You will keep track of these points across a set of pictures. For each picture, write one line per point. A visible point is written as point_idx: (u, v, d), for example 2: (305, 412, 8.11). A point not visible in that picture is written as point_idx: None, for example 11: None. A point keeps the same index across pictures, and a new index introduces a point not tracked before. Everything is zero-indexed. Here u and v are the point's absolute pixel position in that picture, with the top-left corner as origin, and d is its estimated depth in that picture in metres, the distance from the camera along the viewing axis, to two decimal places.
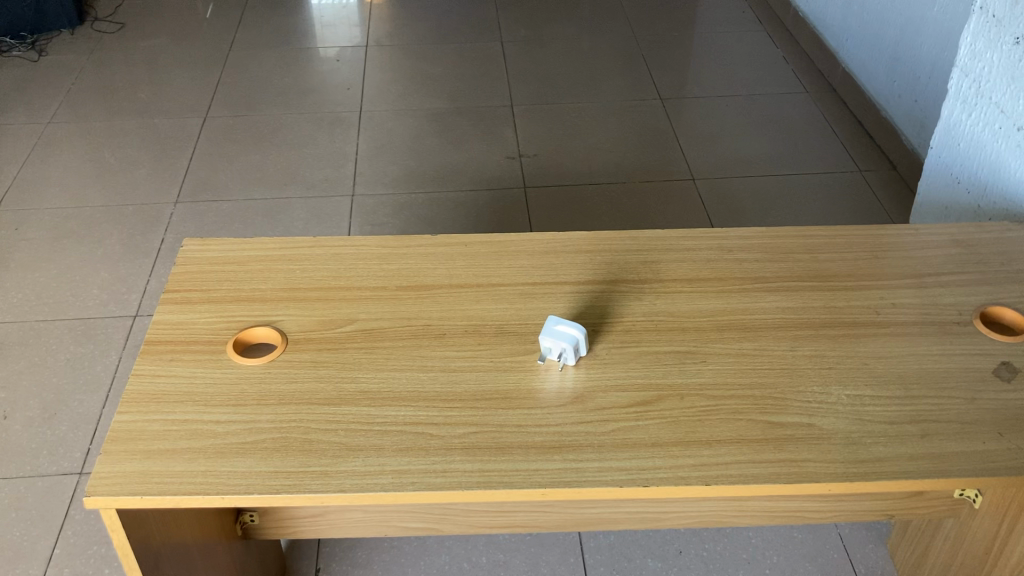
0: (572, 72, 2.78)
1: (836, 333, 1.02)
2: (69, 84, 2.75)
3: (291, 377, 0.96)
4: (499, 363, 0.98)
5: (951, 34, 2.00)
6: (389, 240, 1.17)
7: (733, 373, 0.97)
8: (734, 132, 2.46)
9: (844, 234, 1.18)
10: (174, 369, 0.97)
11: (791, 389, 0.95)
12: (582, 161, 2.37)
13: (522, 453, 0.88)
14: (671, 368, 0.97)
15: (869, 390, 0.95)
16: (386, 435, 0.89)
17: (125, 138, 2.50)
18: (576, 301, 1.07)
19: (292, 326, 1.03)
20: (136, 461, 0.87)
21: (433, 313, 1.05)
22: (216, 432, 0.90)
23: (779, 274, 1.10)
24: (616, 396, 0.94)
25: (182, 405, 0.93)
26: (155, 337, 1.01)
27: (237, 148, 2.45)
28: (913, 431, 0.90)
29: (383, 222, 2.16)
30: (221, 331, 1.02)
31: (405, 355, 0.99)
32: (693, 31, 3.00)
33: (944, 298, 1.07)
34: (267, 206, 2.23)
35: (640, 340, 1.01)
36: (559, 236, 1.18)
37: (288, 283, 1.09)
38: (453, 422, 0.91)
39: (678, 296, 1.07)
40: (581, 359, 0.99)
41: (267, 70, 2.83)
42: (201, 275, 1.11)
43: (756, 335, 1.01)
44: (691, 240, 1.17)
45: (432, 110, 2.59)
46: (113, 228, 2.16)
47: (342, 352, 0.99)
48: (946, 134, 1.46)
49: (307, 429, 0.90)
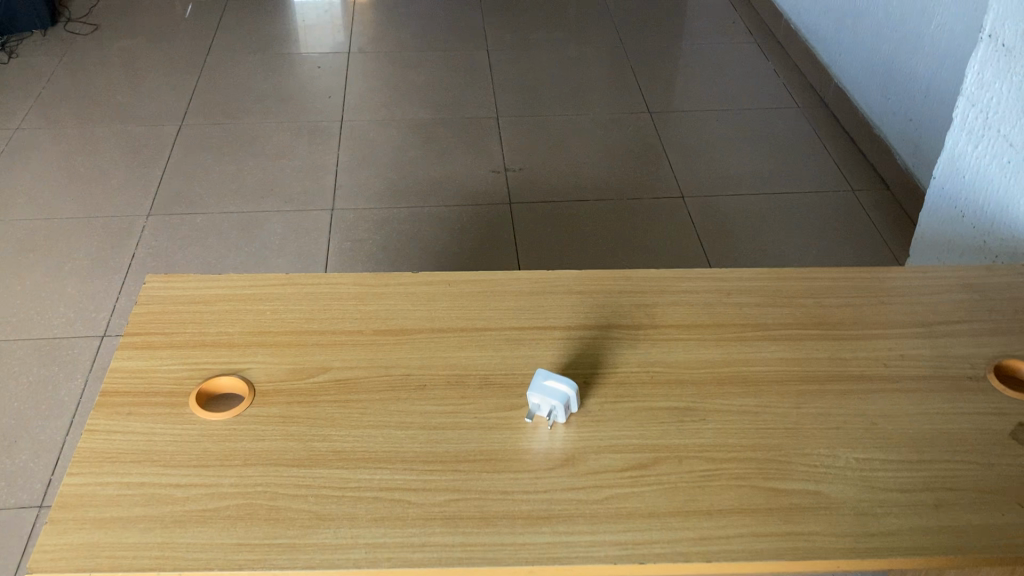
0: (560, 82, 2.71)
1: (843, 388, 0.95)
2: (40, 88, 2.66)
3: (258, 435, 0.89)
4: (483, 420, 0.91)
5: (948, 54, 1.94)
6: (366, 278, 1.10)
7: (734, 433, 0.90)
8: (724, 148, 2.40)
9: (847, 277, 1.12)
10: (132, 425, 0.89)
11: (795, 451, 0.88)
12: (570, 176, 2.30)
13: (507, 525, 0.81)
14: (667, 427, 0.91)
15: (878, 453, 0.88)
16: (359, 502, 0.82)
17: (98, 145, 2.41)
18: (566, 348, 1.00)
19: (261, 374, 0.95)
20: (85, 532, 0.79)
21: (412, 362, 0.97)
22: (176, 497, 0.83)
23: (781, 321, 1.04)
24: (609, 459, 0.87)
25: (138, 466, 0.85)
26: (112, 387, 0.93)
27: (213, 158, 2.37)
28: (927, 500, 0.84)
29: (364, 238, 2.08)
30: (182, 380, 0.94)
31: (381, 410, 0.92)
32: (683, 42, 2.94)
33: (954, 350, 1.01)
34: (242, 220, 2.15)
35: (635, 395, 0.94)
36: (548, 275, 1.11)
37: (257, 326, 1.01)
38: (433, 488, 0.84)
39: (674, 344, 1.00)
40: (572, 416, 0.92)
41: (246, 75, 2.75)
42: (163, 315, 1.03)
43: (757, 390, 0.95)
44: (688, 281, 1.10)
45: (415, 121, 2.52)
46: (83, 241, 2.07)
47: (313, 405, 0.92)
48: (950, 165, 1.40)
49: (273, 495, 0.83)
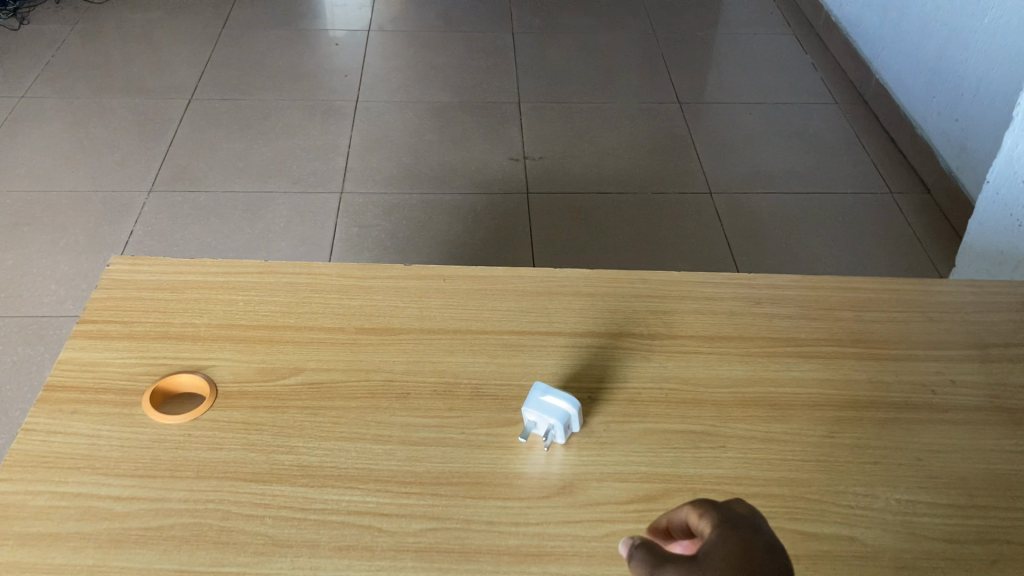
0: (585, 68, 2.59)
1: (884, 417, 0.84)
2: (49, 57, 2.57)
3: (216, 443, 0.78)
4: (471, 437, 0.80)
5: (1003, 49, 1.79)
6: (354, 269, 0.99)
7: (757, 464, 0.79)
8: (756, 143, 2.27)
9: (890, 289, 1.00)
10: (75, 426, 0.79)
11: (828, 488, 0.77)
12: (592, 166, 2.18)
13: (491, 562, 0.70)
14: (682, 454, 0.79)
15: (924, 495, 0.76)
16: (323, 527, 0.72)
17: (105, 116, 2.32)
18: (571, 357, 0.88)
19: (226, 373, 0.85)
20: (6, 550, 0.69)
21: (396, 366, 0.87)
22: (115, 512, 0.72)
23: (816, 336, 0.92)
24: (612, 489, 0.76)
25: (77, 474, 0.75)
26: (58, 382, 0.83)
27: (222, 134, 2.27)
28: (979, 554, 0.72)
29: (374, 224, 1.98)
30: (138, 376, 0.84)
31: (356, 420, 0.81)
32: (717, 31, 2.81)
33: (1011, 377, 0.89)
34: (248, 199, 2.05)
35: (646, 414, 0.83)
36: (556, 274, 1.00)
37: (227, 319, 0.91)
38: (408, 514, 0.73)
39: (693, 358, 0.89)
40: (572, 436, 0.81)
41: (262, 50, 2.65)
42: (123, 303, 0.93)
43: (786, 415, 0.83)
44: (711, 286, 0.99)
45: (433, 103, 2.41)
46: (79, 216, 1.98)
47: (281, 412, 0.81)
48: (1007, 168, 1.27)
49: (225, 515, 0.73)
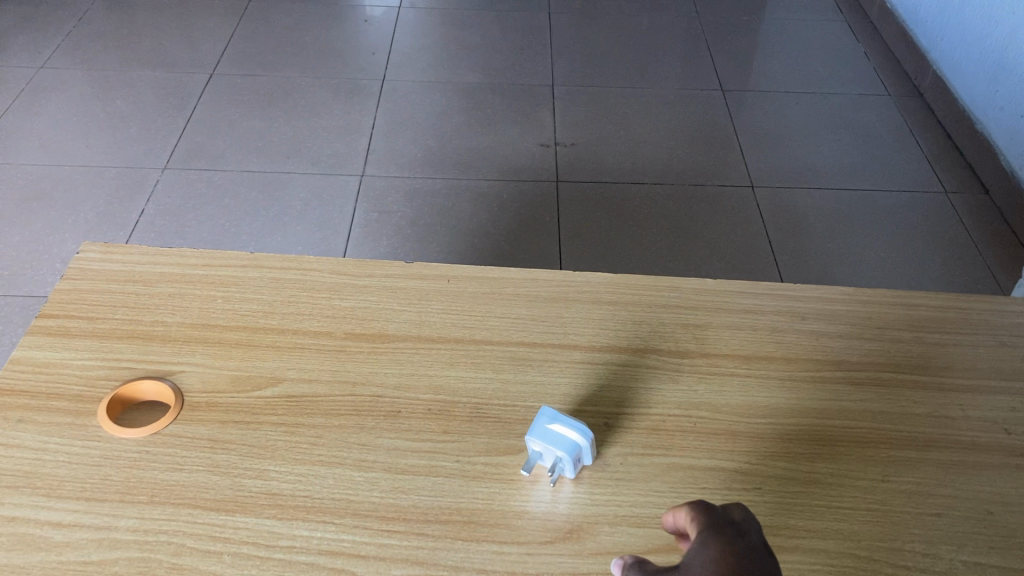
0: (624, 51, 2.47)
1: (948, 460, 0.72)
2: (71, 27, 2.50)
3: (177, 462, 0.69)
4: (468, 467, 0.70)
5: None
6: (349, 266, 0.89)
7: (798, 511, 0.67)
8: (802, 135, 2.14)
9: (955, 307, 0.87)
10: (20, 437, 0.70)
11: (881, 543, 0.65)
12: (626, 155, 2.06)
13: None
14: (710, 495, 0.68)
15: (996, 558, 0.65)
16: (288, 569, 0.62)
17: (125, 89, 2.24)
18: (587, 375, 0.78)
19: (194, 381, 0.75)
20: None
21: (388, 379, 0.76)
22: (52, 542, 0.63)
23: (871, 361, 0.81)
24: (627, 536, 0.65)
25: (16, 494, 0.66)
26: (6, 385, 0.74)
27: (242, 111, 2.18)
28: None
29: (394, 210, 1.88)
30: (96, 382, 0.75)
31: (338, 442, 0.71)
32: (764, 16, 2.67)
33: None
34: (264, 180, 1.96)
35: (671, 446, 0.72)
36: (575, 279, 0.89)
37: (203, 318, 0.81)
38: (388, 557, 0.63)
39: (727, 382, 0.78)
40: (583, 470, 0.70)
41: (289, 25, 2.55)
42: (88, 297, 0.83)
43: (833, 454, 0.72)
44: (750, 297, 0.87)
45: (463, 85, 2.30)
46: (90, 192, 1.90)
47: (253, 428, 0.72)
48: None
49: (178, 550, 0.63)
